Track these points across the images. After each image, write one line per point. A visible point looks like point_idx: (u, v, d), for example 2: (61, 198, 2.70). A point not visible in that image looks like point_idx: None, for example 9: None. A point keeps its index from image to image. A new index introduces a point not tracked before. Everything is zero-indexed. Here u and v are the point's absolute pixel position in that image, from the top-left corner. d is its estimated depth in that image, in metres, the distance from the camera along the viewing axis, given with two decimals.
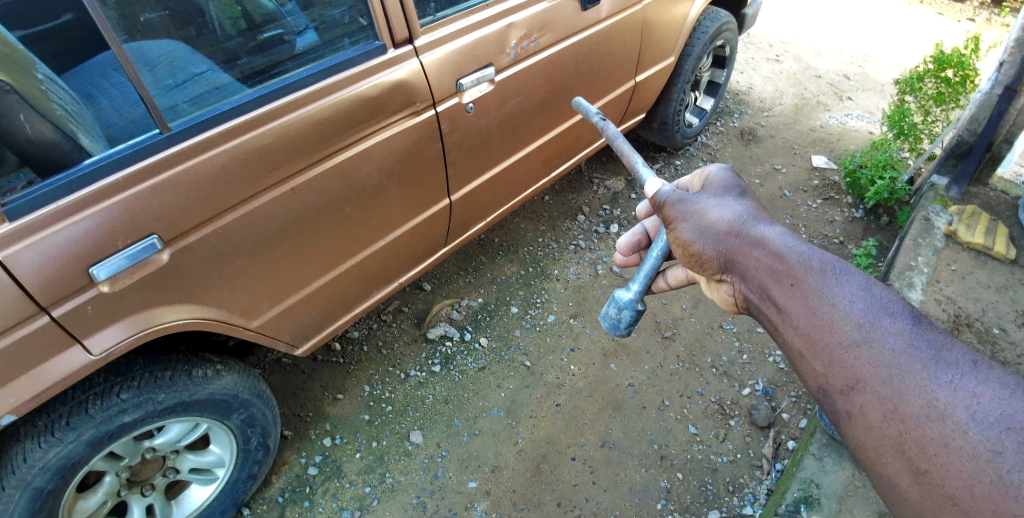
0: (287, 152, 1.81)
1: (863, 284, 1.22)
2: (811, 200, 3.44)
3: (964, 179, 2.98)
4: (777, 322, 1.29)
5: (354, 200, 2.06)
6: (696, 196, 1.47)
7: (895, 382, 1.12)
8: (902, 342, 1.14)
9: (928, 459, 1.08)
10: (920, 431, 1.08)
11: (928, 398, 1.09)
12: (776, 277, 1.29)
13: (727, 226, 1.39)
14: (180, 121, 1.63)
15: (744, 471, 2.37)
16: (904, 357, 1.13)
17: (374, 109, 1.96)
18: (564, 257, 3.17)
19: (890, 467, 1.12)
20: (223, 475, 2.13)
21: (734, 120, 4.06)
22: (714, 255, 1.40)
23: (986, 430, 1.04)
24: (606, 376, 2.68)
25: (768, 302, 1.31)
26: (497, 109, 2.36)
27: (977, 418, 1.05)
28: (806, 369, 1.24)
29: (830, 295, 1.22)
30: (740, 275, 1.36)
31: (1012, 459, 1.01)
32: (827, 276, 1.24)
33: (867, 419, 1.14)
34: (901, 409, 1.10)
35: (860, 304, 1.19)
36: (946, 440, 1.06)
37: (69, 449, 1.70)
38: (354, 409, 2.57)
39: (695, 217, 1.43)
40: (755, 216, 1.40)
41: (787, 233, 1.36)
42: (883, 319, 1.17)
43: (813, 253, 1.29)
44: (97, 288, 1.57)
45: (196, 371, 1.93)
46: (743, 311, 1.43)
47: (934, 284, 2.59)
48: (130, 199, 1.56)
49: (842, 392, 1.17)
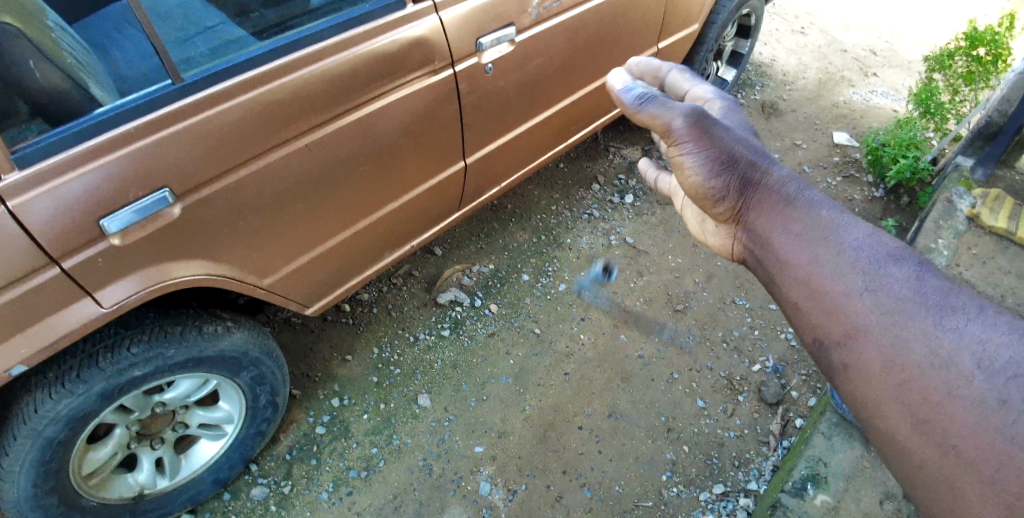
0: (304, 109, 1.77)
1: (871, 232, 1.20)
2: (831, 178, 3.38)
3: (990, 162, 2.92)
4: (778, 268, 1.26)
5: (369, 159, 2.02)
6: (713, 121, 1.41)
7: (897, 330, 1.07)
8: (908, 289, 1.10)
9: (932, 410, 1.02)
10: (922, 379, 1.03)
11: (930, 345, 1.04)
12: (784, 220, 1.28)
13: (739, 161, 1.38)
14: (193, 72, 1.59)
15: (750, 447, 2.37)
16: (909, 303, 1.08)
17: (392, 66, 1.91)
18: (577, 226, 3.13)
19: (888, 421, 1.07)
20: (232, 431, 2.14)
21: (756, 92, 3.96)
22: (721, 191, 1.37)
23: (992, 378, 0.98)
24: (615, 347, 2.67)
25: (770, 245, 1.29)
26: (516, 71, 2.30)
27: (984, 366, 0.99)
28: (803, 321, 1.20)
29: (837, 240, 1.20)
30: (747, 216, 1.35)
31: (1017, 409, 0.95)
32: (833, 222, 1.23)
33: (866, 371, 1.09)
34: (901, 357, 1.05)
35: (867, 250, 1.17)
36: (948, 389, 1.01)
37: (80, 401, 1.71)
38: (362, 370, 2.57)
39: (707, 147, 1.39)
40: (767, 159, 1.40)
41: (799, 181, 1.36)
42: (888, 266, 1.13)
43: (822, 203, 1.28)
44: (107, 241, 1.55)
45: (207, 327, 1.92)
46: (745, 262, 1.40)
47: (954, 268, 2.54)
48: (142, 151, 1.53)
49: (839, 343, 1.13)
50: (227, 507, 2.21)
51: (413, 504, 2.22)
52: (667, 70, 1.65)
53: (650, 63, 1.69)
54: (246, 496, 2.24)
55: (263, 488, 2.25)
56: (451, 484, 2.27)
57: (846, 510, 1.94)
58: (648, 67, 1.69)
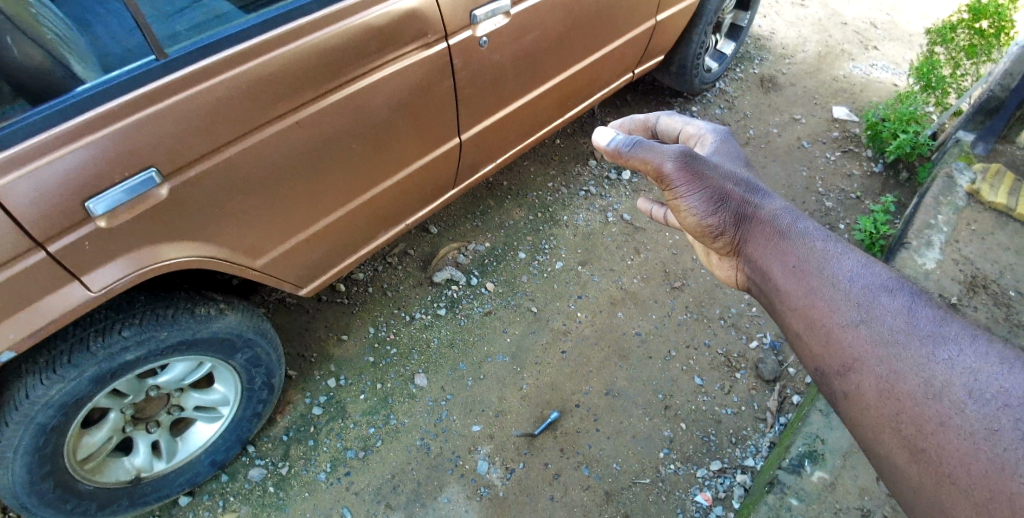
0: (294, 84, 1.72)
1: (864, 262, 1.25)
2: (829, 153, 3.34)
3: (991, 137, 2.87)
4: (779, 301, 1.30)
5: (362, 136, 1.97)
6: (704, 161, 1.41)
7: (891, 361, 1.11)
8: (901, 320, 1.14)
9: (926, 438, 1.04)
10: (917, 409, 1.06)
11: (924, 375, 1.08)
12: (782, 255, 1.31)
13: (735, 196, 1.40)
14: (177, 48, 1.54)
15: (747, 423, 2.38)
16: (902, 334, 1.13)
17: (384, 39, 1.85)
18: (574, 203, 3.09)
19: (886, 446, 1.10)
20: (228, 413, 2.13)
21: (754, 66, 3.90)
22: (719, 227, 1.40)
23: (983, 407, 1.01)
24: (612, 324, 2.65)
25: (771, 281, 1.32)
26: (511, 44, 2.24)
27: (974, 395, 1.03)
28: (804, 349, 1.24)
29: (833, 274, 1.24)
30: (747, 250, 1.39)
31: (1008, 437, 0.98)
32: (829, 255, 1.27)
33: (863, 398, 1.13)
34: (897, 387, 1.09)
35: (860, 281, 1.22)
36: (942, 418, 1.04)
37: (72, 386, 1.68)
38: (358, 350, 2.55)
39: (702, 187, 1.39)
40: (762, 190, 1.44)
41: (793, 211, 1.40)
42: (882, 297, 1.18)
43: (817, 235, 1.31)
44: (94, 223, 1.51)
45: (200, 309, 1.89)
46: (747, 289, 1.45)
47: (953, 244, 2.53)
48: (126, 130, 1.48)
49: (839, 372, 1.17)
50: (225, 488, 2.20)
51: (411, 483, 2.22)
52: (655, 119, 1.65)
53: (633, 119, 1.66)
54: (244, 477, 2.23)
55: (261, 469, 2.24)
56: (449, 463, 2.27)
57: (843, 486, 1.95)
58: (634, 123, 1.66)
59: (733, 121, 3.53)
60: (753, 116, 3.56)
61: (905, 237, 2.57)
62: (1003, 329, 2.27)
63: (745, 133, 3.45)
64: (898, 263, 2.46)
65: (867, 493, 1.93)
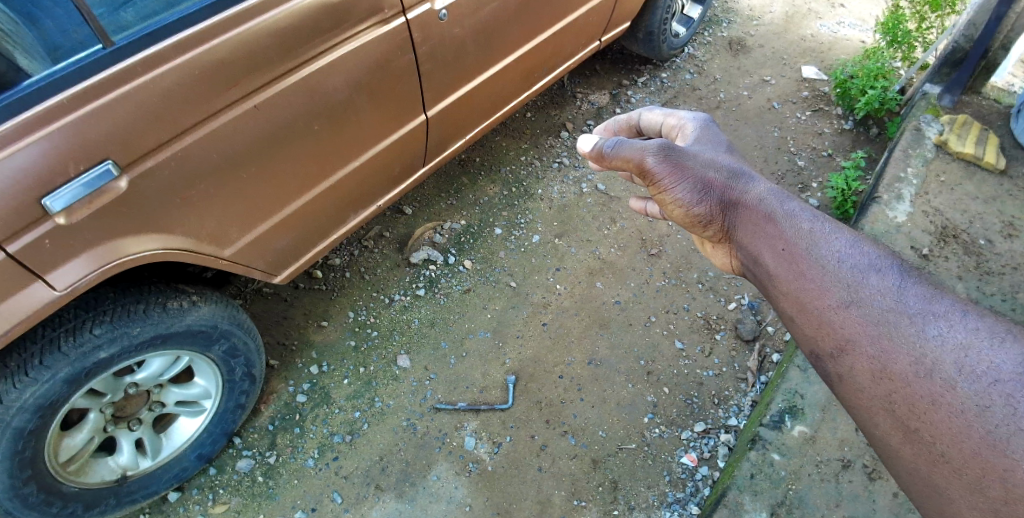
0: (246, 65, 1.67)
1: (853, 241, 1.21)
2: (800, 112, 3.35)
3: (957, 89, 2.91)
4: (770, 287, 1.28)
5: (324, 116, 1.93)
6: (682, 150, 1.42)
7: (883, 341, 1.09)
8: (890, 299, 1.11)
9: (918, 418, 1.03)
10: (908, 389, 1.04)
11: (916, 354, 1.05)
12: (770, 239, 1.28)
13: (717, 182, 1.39)
14: (125, 36, 1.49)
15: (729, 384, 2.41)
16: (892, 314, 1.10)
17: (338, 16, 1.81)
18: (547, 176, 3.08)
19: (881, 427, 1.09)
20: (211, 406, 2.11)
21: (722, 29, 3.89)
22: (705, 215, 1.39)
23: (974, 384, 0.99)
24: (592, 294, 2.66)
25: (762, 266, 1.30)
26: (472, 16, 2.21)
27: (966, 372, 1.00)
28: (797, 333, 1.23)
29: (821, 256, 1.20)
30: (735, 236, 1.37)
31: (999, 414, 0.96)
32: (816, 235, 1.23)
33: (857, 381, 1.11)
34: (889, 368, 1.07)
35: (849, 262, 1.18)
36: (935, 397, 1.01)
37: (46, 388, 1.66)
38: (339, 335, 2.54)
39: (683, 177, 1.40)
40: (746, 172, 1.41)
41: (778, 190, 1.37)
42: (870, 277, 1.15)
43: (804, 215, 1.28)
44: (53, 221, 1.47)
45: (171, 303, 1.86)
46: (742, 274, 1.43)
47: (922, 196, 2.56)
48: (78, 122, 1.43)
49: (832, 354, 1.15)
50: (214, 481, 2.20)
51: (399, 464, 2.23)
52: (637, 116, 1.67)
53: (617, 121, 1.71)
54: (232, 469, 2.22)
55: (248, 460, 2.23)
56: (436, 441, 2.27)
57: (822, 439, 1.99)
58: (618, 125, 1.70)
59: (703, 85, 3.52)
60: (723, 80, 3.56)
61: (876, 191, 2.60)
62: (973, 277, 2.31)
63: (715, 97, 3.45)
64: (870, 218, 2.49)
65: (846, 443, 1.98)
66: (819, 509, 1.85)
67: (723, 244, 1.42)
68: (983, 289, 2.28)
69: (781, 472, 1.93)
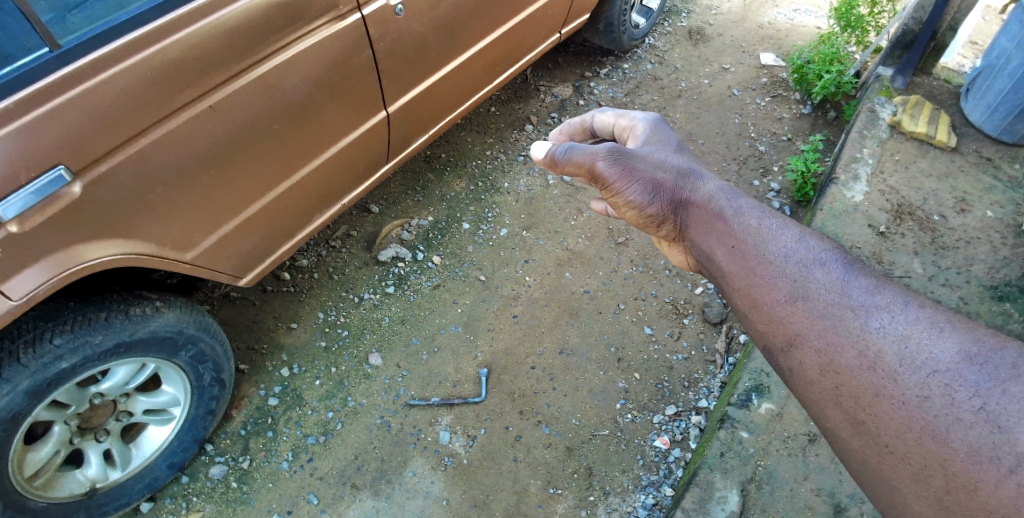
0: (201, 65, 1.65)
1: (799, 236, 1.25)
2: (760, 98, 3.41)
3: (909, 69, 2.98)
4: (722, 284, 1.31)
5: (280, 116, 1.92)
6: (631, 153, 1.45)
7: (830, 334, 1.10)
8: (835, 293, 1.14)
9: (865, 410, 1.04)
10: (855, 381, 1.05)
11: (860, 347, 1.06)
12: (721, 236, 1.32)
13: (667, 183, 1.42)
14: (71, 38, 1.45)
15: (698, 367, 2.45)
16: (836, 307, 1.12)
17: (292, 14, 1.79)
18: (513, 169, 3.09)
19: (831, 420, 1.09)
20: (180, 414, 2.07)
21: (682, 19, 3.94)
22: (658, 215, 1.42)
23: (915, 374, 1.00)
24: (562, 284, 2.69)
25: (714, 264, 1.33)
26: (429, 12, 2.21)
27: (908, 363, 1.01)
28: (750, 328, 1.24)
29: (768, 252, 1.24)
30: (689, 235, 1.40)
31: (939, 403, 0.97)
32: (764, 232, 1.27)
33: (807, 374, 1.12)
34: (835, 361, 1.08)
35: (795, 256, 1.22)
36: (878, 390, 1.03)
37: (7, 401, 1.62)
38: (309, 336, 2.52)
39: (634, 179, 1.43)
40: (695, 171, 1.44)
41: (727, 187, 1.41)
42: (815, 271, 1.18)
43: (753, 213, 1.32)
44: (5, 229, 1.44)
45: (134, 310, 1.83)
46: (697, 271, 1.47)
47: (878, 176, 2.62)
48: (26, 127, 1.40)
49: (783, 349, 1.17)
50: (187, 489, 2.17)
51: (375, 462, 2.22)
52: (591, 118, 1.67)
53: (571, 123, 1.70)
54: (204, 476, 2.19)
55: (221, 466, 2.21)
56: (411, 438, 2.27)
57: (788, 415, 2.04)
58: (572, 128, 1.70)
59: (665, 75, 3.56)
60: (684, 69, 3.61)
61: (834, 173, 2.66)
62: (929, 252, 2.38)
63: (677, 86, 3.50)
64: (829, 198, 2.54)
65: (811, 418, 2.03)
66: (787, 483, 1.89)
67: (677, 242, 1.46)
68: (939, 263, 2.35)
69: (749, 449, 1.97)
